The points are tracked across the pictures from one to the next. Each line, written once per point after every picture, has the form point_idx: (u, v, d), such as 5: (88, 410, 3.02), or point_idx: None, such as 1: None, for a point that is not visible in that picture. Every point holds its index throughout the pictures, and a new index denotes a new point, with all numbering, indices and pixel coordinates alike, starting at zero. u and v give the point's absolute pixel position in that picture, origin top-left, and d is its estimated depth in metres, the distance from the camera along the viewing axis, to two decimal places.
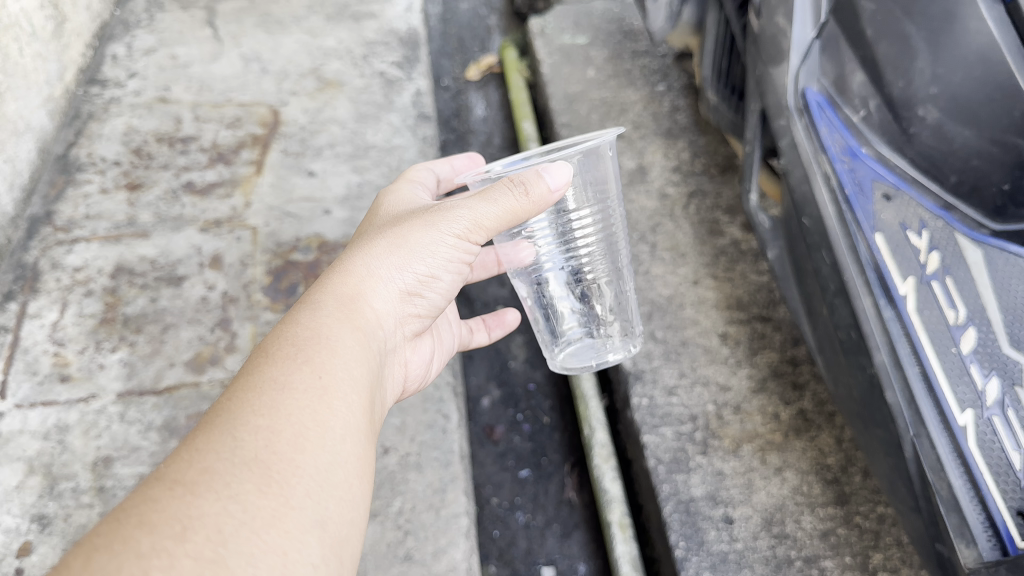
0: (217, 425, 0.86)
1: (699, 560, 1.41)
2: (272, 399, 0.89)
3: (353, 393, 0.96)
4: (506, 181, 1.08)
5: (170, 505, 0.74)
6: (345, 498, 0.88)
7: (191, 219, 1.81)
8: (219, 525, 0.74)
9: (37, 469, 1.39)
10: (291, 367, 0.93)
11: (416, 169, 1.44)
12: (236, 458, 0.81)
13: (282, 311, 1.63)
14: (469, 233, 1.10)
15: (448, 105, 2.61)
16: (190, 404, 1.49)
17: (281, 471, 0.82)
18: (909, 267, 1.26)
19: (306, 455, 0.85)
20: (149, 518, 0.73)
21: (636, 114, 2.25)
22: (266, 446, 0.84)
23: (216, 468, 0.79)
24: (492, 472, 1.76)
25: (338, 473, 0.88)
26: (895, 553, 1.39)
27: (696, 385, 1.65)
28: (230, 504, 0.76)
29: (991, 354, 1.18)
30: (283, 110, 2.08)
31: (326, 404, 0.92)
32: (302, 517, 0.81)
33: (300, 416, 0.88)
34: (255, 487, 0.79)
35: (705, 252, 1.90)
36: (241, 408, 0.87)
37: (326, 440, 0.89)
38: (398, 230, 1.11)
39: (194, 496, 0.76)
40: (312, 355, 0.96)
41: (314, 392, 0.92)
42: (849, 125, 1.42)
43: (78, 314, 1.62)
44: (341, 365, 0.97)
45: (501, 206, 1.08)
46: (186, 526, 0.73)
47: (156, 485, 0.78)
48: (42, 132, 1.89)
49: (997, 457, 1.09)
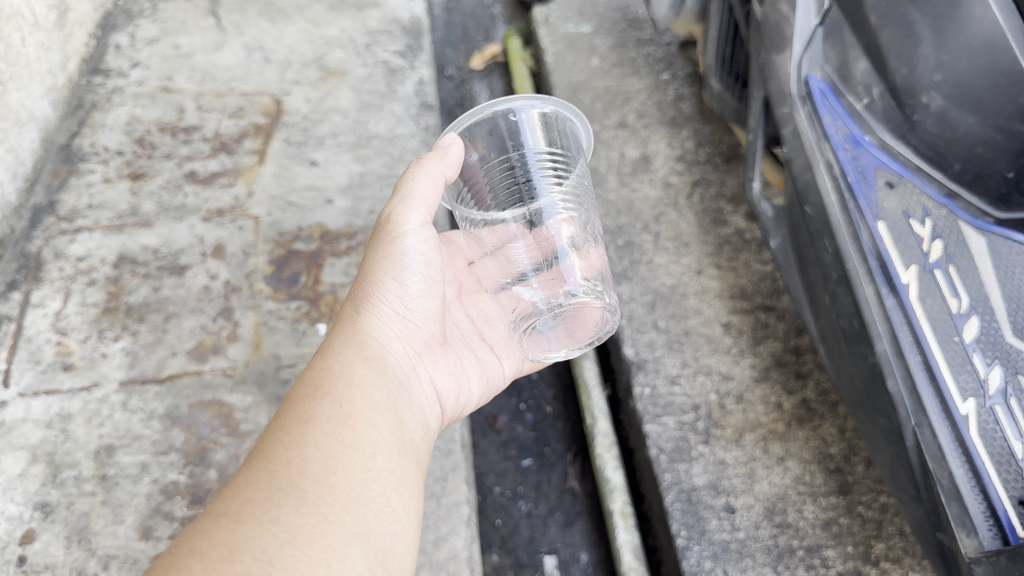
0: (255, 462, 0.94)
1: (701, 549, 1.41)
2: (299, 432, 0.96)
3: (374, 415, 1.04)
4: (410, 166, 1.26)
5: (215, 533, 0.83)
6: (385, 511, 0.94)
7: (194, 208, 1.81)
8: (262, 547, 0.82)
9: (40, 457, 1.40)
10: (313, 402, 1.00)
11: None
12: (273, 485, 0.88)
13: (285, 301, 1.64)
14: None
15: (452, 94, 2.60)
16: (192, 393, 1.49)
17: (315, 491, 0.89)
18: (912, 255, 1.26)
19: (339, 474, 0.92)
20: (201, 548, 0.82)
21: (640, 103, 2.24)
22: (300, 472, 0.90)
23: (255, 497, 0.87)
24: (495, 461, 1.76)
25: (373, 487, 0.95)
26: (898, 543, 1.40)
27: (699, 375, 1.65)
28: (271, 527, 0.84)
29: (994, 343, 1.19)
30: (286, 99, 2.08)
31: (350, 428, 0.99)
32: (342, 531, 0.87)
33: (327, 442, 0.95)
34: (294, 507, 0.86)
35: (708, 241, 1.89)
36: (273, 444, 0.95)
37: (355, 459, 0.96)
38: None
39: (237, 523, 0.84)
40: (331, 388, 1.04)
41: (338, 419, 0.99)
42: (852, 113, 1.40)
43: (81, 303, 1.63)
44: (358, 393, 1.05)
45: (435, 193, 1.26)
46: (232, 550, 0.81)
47: (203, 521, 0.86)
48: (45, 122, 1.89)
49: (999, 446, 1.09)
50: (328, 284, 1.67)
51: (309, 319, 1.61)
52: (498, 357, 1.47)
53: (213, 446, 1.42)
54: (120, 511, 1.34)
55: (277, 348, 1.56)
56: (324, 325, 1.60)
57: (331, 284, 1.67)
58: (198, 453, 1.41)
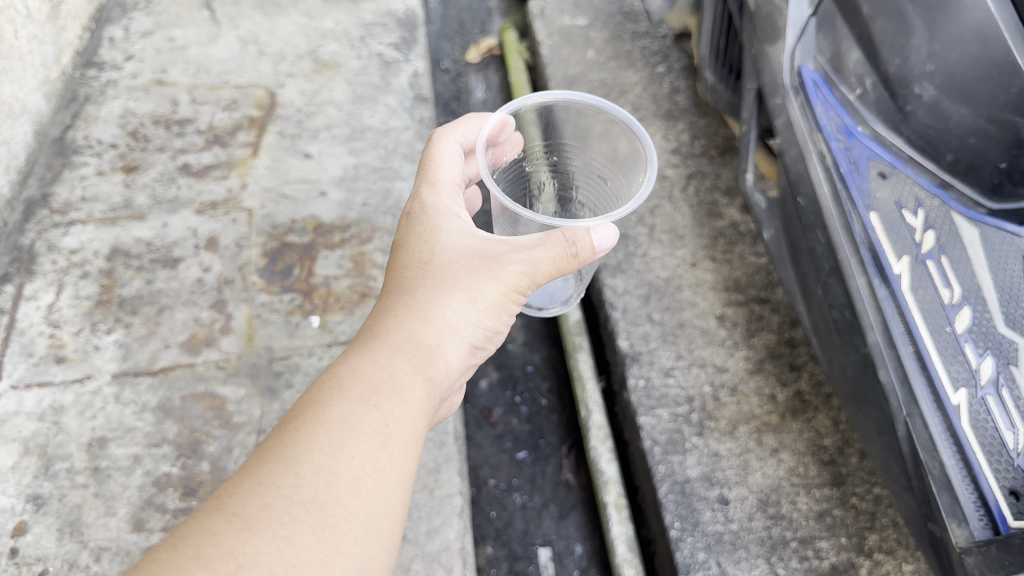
0: (282, 456, 0.82)
1: (694, 541, 1.41)
2: (337, 437, 0.84)
3: (413, 443, 0.91)
4: (560, 233, 1.07)
5: (226, 540, 0.73)
6: (392, 546, 0.84)
7: (187, 201, 1.80)
8: (269, 567, 0.73)
9: (32, 449, 1.40)
10: (360, 409, 0.88)
11: (444, 148, 1.25)
12: (297, 496, 0.78)
13: (278, 293, 1.64)
14: (526, 277, 1.07)
15: (448, 87, 2.59)
16: (184, 386, 1.49)
17: (335, 516, 0.79)
18: (905, 246, 1.25)
19: (361, 500, 0.82)
20: (205, 552, 0.72)
21: (636, 96, 2.24)
22: (325, 488, 0.80)
23: (276, 506, 0.77)
24: (489, 454, 1.75)
25: (391, 524, 0.84)
26: (891, 534, 1.39)
27: (693, 367, 1.65)
28: (284, 546, 0.74)
29: (986, 334, 1.18)
30: (280, 92, 2.07)
31: (388, 452, 0.87)
32: (347, 565, 0.77)
33: (362, 461, 0.84)
34: (311, 531, 0.76)
35: (703, 234, 1.89)
36: (308, 443, 0.83)
37: (382, 487, 0.84)
38: (460, 274, 1.05)
39: (250, 533, 0.74)
40: (383, 398, 0.91)
41: (379, 437, 0.87)
42: (844, 104, 1.41)
43: (74, 296, 1.62)
44: (408, 414, 0.92)
45: (553, 259, 1.08)
46: (238, 564, 0.72)
47: (215, 515, 0.76)
48: (38, 115, 1.89)
49: (990, 436, 1.09)
50: (322, 277, 1.67)
51: (302, 312, 1.61)
52: None
53: (205, 438, 1.42)
54: (112, 503, 1.34)
55: (270, 341, 1.56)
56: (317, 318, 1.60)
57: (325, 277, 1.67)
58: (190, 446, 1.41)
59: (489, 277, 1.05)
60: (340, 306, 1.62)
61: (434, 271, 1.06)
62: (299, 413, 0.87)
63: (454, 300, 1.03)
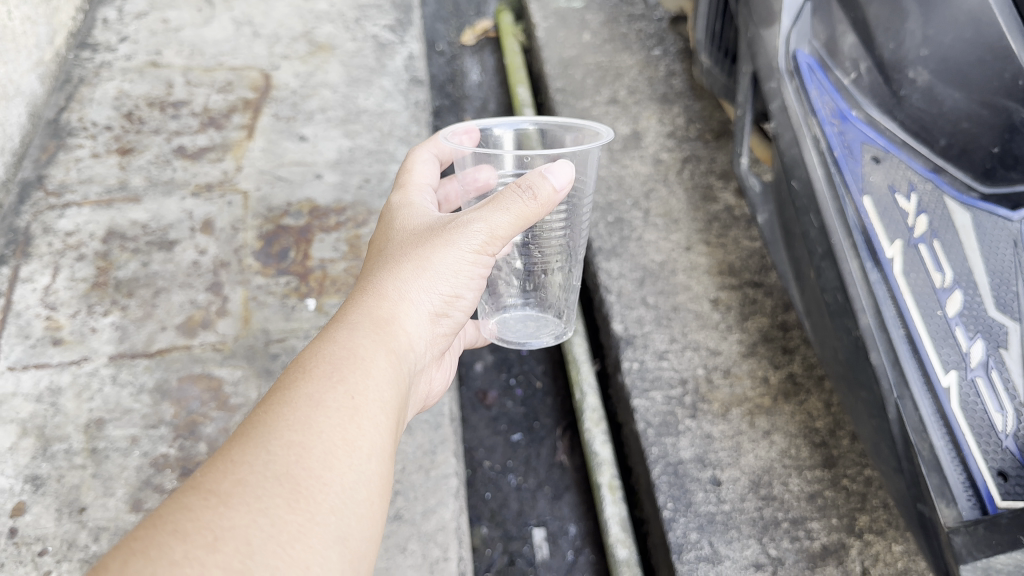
0: (253, 436, 0.83)
1: (687, 521, 1.42)
2: (305, 415, 0.85)
3: (383, 415, 0.92)
4: (514, 186, 1.03)
5: (203, 513, 0.73)
6: (368, 516, 0.84)
7: (182, 183, 1.80)
8: (248, 539, 0.73)
9: (30, 430, 1.40)
10: (325, 386, 0.89)
11: (415, 159, 1.30)
12: (269, 471, 0.79)
13: (274, 276, 1.64)
14: (489, 242, 1.06)
15: (443, 70, 2.58)
16: (181, 367, 1.50)
17: (309, 487, 0.79)
18: (897, 230, 1.28)
19: (334, 473, 0.82)
20: (182, 526, 0.72)
21: (632, 79, 2.24)
22: (297, 462, 0.81)
23: (249, 480, 0.77)
24: (484, 436, 1.77)
25: (363, 493, 0.84)
26: (882, 515, 1.41)
27: (687, 350, 1.66)
28: (260, 518, 0.74)
29: (977, 317, 1.20)
30: (274, 74, 2.07)
31: (356, 423, 0.88)
32: (326, 533, 0.78)
33: (331, 434, 0.85)
34: (285, 503, 0.77)
35: (697, 218, 1.89)
36: (275, 421, 0.84)
37: (354, 458, 0.85)
38: (419, 251, 1.06)
39: (227, 506, 0.74)
40: (346, 374, 0.92)
41: (345, 412, 0.88)
42: (839, 88, 1.43)
43: (71, 278, 1.62)
44: (374, 386, 0.93)
45: (512, 212, 1.03)
46: (216, 536, 0.72)
47: (190, 494, 0.76)
48: (32, 97, 1.88)
49: (980, 418, 1.11)
50: (317, 260, 1.67)
51: (298, 295, 1.62)
52: None
53: (202, 419, 1.43)
54: (110, 483, 1.34)
55: (266, 323, 1.57)
56: (314, 301, 1.60)
57: (321, 259, 1.67)
58: (188, 427, 1.42)
59: (447, 246, 1.05)
60: (335, 289, 1.62)
61: (395, 256, 1.08)
62: (265, 397, 0.88)
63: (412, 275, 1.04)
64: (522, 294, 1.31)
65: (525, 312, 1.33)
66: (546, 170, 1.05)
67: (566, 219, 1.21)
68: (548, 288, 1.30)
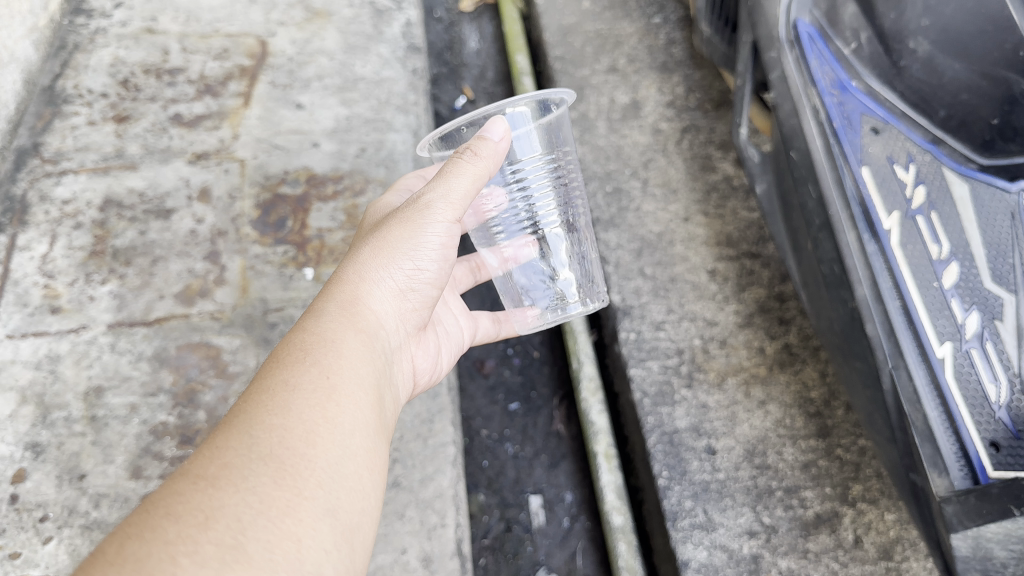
0: (234, 424, 0.84)
1: (681, 489, 1.44)
2: (282, 398, 0.86)
3: (361, 392, 0.94)
4: (457, 153, 1.07)
5: (192, 497, 0.74)
6: (356, 489, 0.86)
7: (179, 151, 1.79)
8: (238, 516, 0.73)
9: (30, 398, 1.42)
10: (300, 368, 0.90)
11: (406, 177, 1.44)
12: (252, 452, 0.80)
13: (271, 245, 1.64)
14: (451, 214, 1.08)
15: (441, 36, 2.55)
16: (180, 336, 1.50)
17: (294, 464, 0.81)
18: (895, 201, 1.28)
19: (318, 449, 0.84)
20: (174, 509, 0.73)
21: (632, 47, 2.21)
22: (280, 442, 0.82)
23: (234, 463, 0.78)
24: (482, 405, 1.77)
25: (350, 467, 0.86)
26: (875, 485, 1.42)
27: (683, 321, 1.66)
28: (248, 496, 0.75)
29: (973, 290, 1.21)
30: (271, 40, 2.05)
31: (334, 401, 0.89)
32: (315, 507, 0.79)
33: (310, 413, 0.86)
34: (272, 480, 0.78)
35: (696, 188, 1.88)
36: (254, 407, 0.85)
37: (336, 433, 0.87)
38: (381, 233, 1.07)
39: (215, 488, 0.75)
40: (321, 356, 0.93)
41: (323, 390, 0.89)
42: (839, 58, 1.42)
43: (68, 246, 1.62)
44: (349, 366, 0.95)
45: (463, 177, 1.06)
46: (208, 516, 0.72)
47: (178, 481, 0.77)
48: (27, 63, 1.87)
49: (974, 389, 1.13)
50: (315, 229, 1.67)
51: (296, 264, 1.61)
52: (458, 320, 1.44)
53: (201, 387, 1.44)
54: (110, 451, 1.36)
55: (264, 292, 1.57)
56: (311, 270, 1.60)
57: (318, 229, 1.67)
58: (187, 395, 1.43)
59: (408, 225, 1.07)
60: (333, 259, 1.62)
61: (360, 245, 1.09)
62: (244, 388, 0.89)
63: (376, 258, 1.06)
64: (543, 272, 1.32)
65: (553, 291, 1.33)
66: (483, 130, 1.09)
67: (551, 169, 1.25)
68: (567, 267, 1.32)
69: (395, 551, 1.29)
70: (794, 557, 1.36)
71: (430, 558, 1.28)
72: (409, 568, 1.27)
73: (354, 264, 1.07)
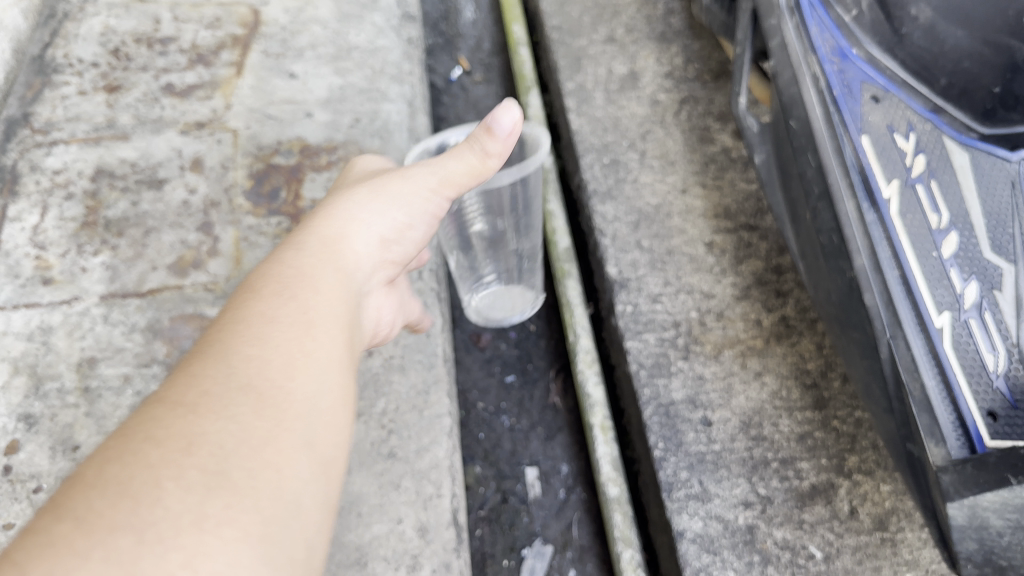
0: (213, 354, 0.83)
1: (677, 460, 1.44)
2: (259, 330, 0.86)
3: (337, 328, 0.92)
4: (464, 142, 1.12)
5: (171, 422, 0.72)
6: (333, 421, 0.84)
7: (171, 121, 1.77)
8: (221, 443, 0.71)
9: (22, 369, 1.41)
10: (277, 302, 0.90)
11: None
12: (230, 382, 0.78)
13: (265, 216, 1.62)
14: (440, 183, 1.12)
15: (436, 7, 2.52)
16: (174, 307, 1.49)
17: (273, 396, 0.79)
18: (895, 170, 1.28)
19: (297, 382, 0.82)
20: (155, 435, 0.71)
21: (630, 17, 2.19)
22: (257, 373, 0.80)
23: (215, 392, 0.76)
24: (479, 377, 1.78)
25: (330, 398, 0.84)
26: (871, 456, 1.42)
27: (680, 293, 1.65)
28: (229, 424, 0.74)
29: (972, 259, 1.22)
30: (264, 9, 2.01)
31: (310, 335, 0.88)
32: (295, 438, 0.77)
33: (287, 345, 0.85)
34: (252, 410, 0.76)
35: (694, 160, 1.87)
36: (232, 339, 0.84)
37: (312, 364, 0.85)
38: (372, 184, 1.10)
39: (196, 415, 0.73)
40: (298, 292, 0.92)
41: (301, 325, 0.88)
42: (839, 25, 1.40)
43: (60, 217, 1.61)
44: (324, 302, 0.93)
45: (458, 164, 1.11)
46: (190, 441, 0.71)
47: (156, 408, 0.75)
48: (16, 32, 1.84)
49: (973, 358, 1.13)
50: (309, 201, 1.64)
51: (290, 236, 1.59)
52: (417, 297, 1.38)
53: None
54: (103, 422, 1.35)
55: (259, 264, 1.55)
56: None
57: (312, 200, 1.64)
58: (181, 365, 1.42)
59: (398, 181, 1.10)
60: None
61: (346, 189, 1.10)
62: (219, 320, 0.89)
63: (350, 207, 1.06)
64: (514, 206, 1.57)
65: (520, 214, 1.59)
66: (495, 119, 1.07)
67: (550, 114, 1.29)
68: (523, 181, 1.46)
69: (391, 521, 1.28)
70: (789, 528, 1.36)
71: (426, 528, 1.28)
72: (405, 538, 1.27)
73: (334, 207, 1.07)
